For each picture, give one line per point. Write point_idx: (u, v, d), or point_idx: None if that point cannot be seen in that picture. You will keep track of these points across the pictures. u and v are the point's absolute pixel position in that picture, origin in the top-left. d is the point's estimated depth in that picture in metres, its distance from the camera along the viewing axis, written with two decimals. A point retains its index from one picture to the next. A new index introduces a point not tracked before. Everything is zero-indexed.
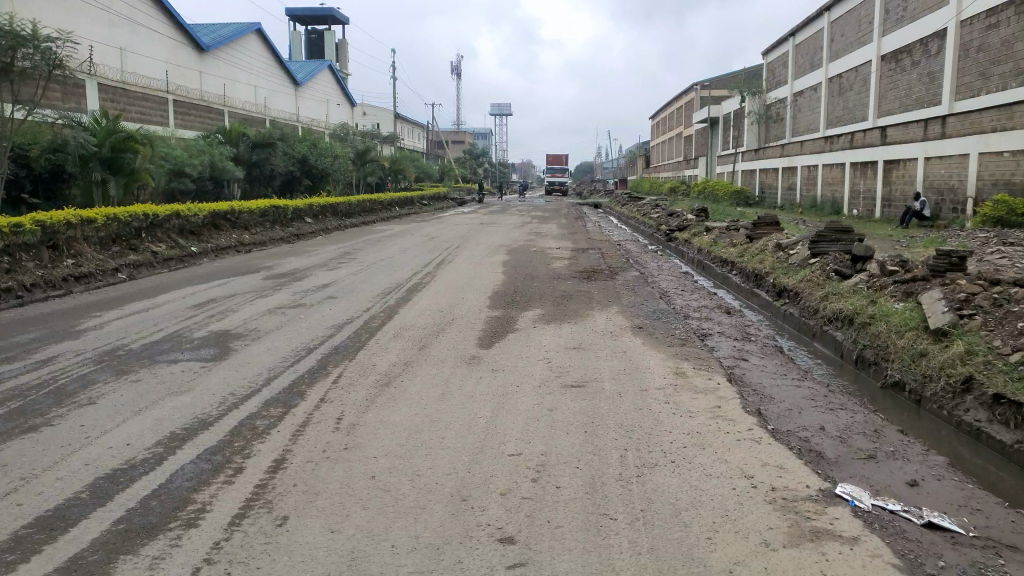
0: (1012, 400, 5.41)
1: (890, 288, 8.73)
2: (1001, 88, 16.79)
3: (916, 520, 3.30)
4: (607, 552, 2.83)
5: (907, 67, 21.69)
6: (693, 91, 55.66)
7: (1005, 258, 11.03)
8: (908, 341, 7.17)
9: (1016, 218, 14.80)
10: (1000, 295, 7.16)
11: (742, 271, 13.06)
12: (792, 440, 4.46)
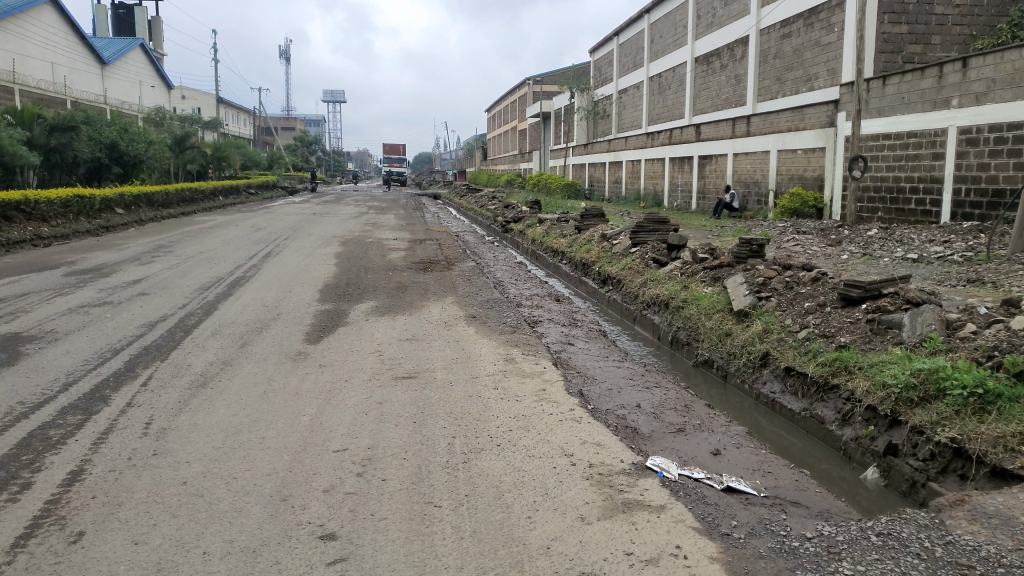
0: (799, 373, 6.04)
1: (701, 273, 9.42)
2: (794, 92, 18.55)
3: (716, 486, 3.61)
4: (430, 539, 2.86)
5: (717, 69, 23.45)
6: (525, 85, 56.86)
7: (798, 245, 12.25)
8: (715, 322, 7.79)
9: (809, 210, 16.54)
10: (791, 278, 7.94)
11: (572, 261, 13.59)
12: (610, 418, 4.72)
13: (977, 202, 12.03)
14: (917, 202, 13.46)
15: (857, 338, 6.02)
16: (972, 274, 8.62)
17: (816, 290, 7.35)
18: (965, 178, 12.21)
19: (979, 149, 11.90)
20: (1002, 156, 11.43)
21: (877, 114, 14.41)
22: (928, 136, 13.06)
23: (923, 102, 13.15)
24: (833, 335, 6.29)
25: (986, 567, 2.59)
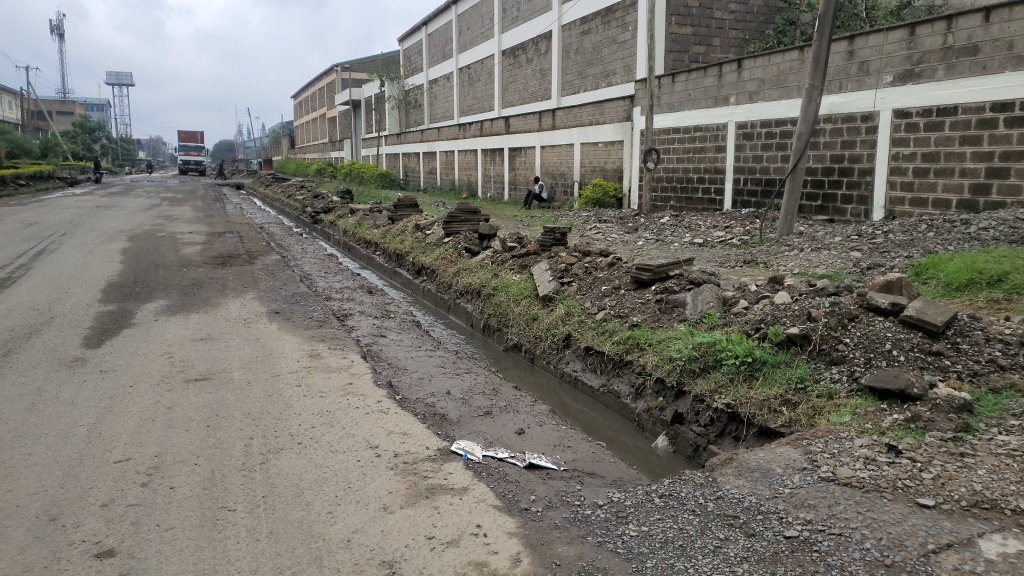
0: (597, 351, 6.41)
1: (509, 262, 9.68)
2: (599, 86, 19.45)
3: (519, 464, 3.75)
4: (222, 545, 2.73)
5: (523, 63, 24.18)
6: (332, 72, 55.16)
7: (599, 233, 12.94)
8: (523, 308, 8.06)
9: (612, 200, 17.48)
10: (590, 264, 8.38)
11: (384, 252, 13.48)
12: (418, 407, 4.75)
13: (752, 190, 13.32)
14: (703, 191, 14.68)
15: (648, 317, 6.47)
16: (748, 256, 9.54)
17: (612, 275, 7.81)
18: (743, 169, 13.47)
19: (753, 142, 13.16)
20: (772, 149, 12.73)
21: (668, 110, 15.51)
22: (711, 131, 14.27)
23: (706, 99, 14.33)
24: (627, 315, 6.71)
25: (748, 515, 2.91)
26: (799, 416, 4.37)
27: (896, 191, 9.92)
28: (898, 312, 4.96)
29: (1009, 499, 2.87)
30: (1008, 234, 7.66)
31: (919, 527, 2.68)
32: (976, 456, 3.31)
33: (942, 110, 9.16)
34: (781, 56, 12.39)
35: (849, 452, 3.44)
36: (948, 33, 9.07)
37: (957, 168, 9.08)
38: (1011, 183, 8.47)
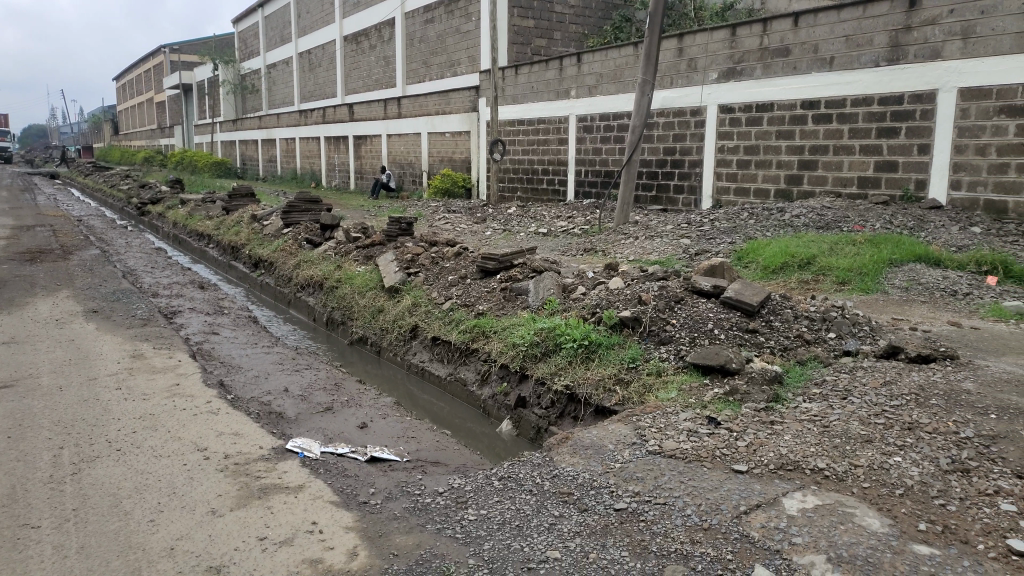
0: (443, 341, 6.44)
1: (353, 253, 9.47)
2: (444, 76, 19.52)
3: (359, 458, 3.69)
4: (24, 566, 2.50)
5: (366, 50, 23.72)
6: (159, 53, 51.53)
7: (447, 223, 12.93)
8: (367, 300, 7.92)
9: (460, 190, 17.54)
10: (436, 254, 8.35)
11: (219, 244, 12.79)
12: (253, 405, 4.56)
13: (593, 181, 13.81)
14: (547, 182, 15.06)
15: (493, 305, 6.55)
16: (588, 244, 9.89)
17: (458, 264, 7.84)
18: (584, 161, 13.93)
19: (593, 135, 13.64)
20: (611, 141, 13.25)
21: (512, 101, 15.76)
22: (554, 123, 14.63)
23: (548, 91, 14.67)
24: (472, 304, 6.76)
25: (581, 491, 3.03)
26: (631, 394, 4.59)
27: (722, 182, 10.63)
28: (720, 293, 5.33)
29: (809, 460, 3.17)
30: (815, 221, 8.41)
31: (733, 491, 2.90)
32: (784, 423, 3.62)
33: (760, 106, 9.90)
34: (617, 52, 12.90)
35: (675, 426, 3.66)
36: (764, 35, 9.79)
37: (773, 160, 9.85)
38: (818, 175, 9.31)
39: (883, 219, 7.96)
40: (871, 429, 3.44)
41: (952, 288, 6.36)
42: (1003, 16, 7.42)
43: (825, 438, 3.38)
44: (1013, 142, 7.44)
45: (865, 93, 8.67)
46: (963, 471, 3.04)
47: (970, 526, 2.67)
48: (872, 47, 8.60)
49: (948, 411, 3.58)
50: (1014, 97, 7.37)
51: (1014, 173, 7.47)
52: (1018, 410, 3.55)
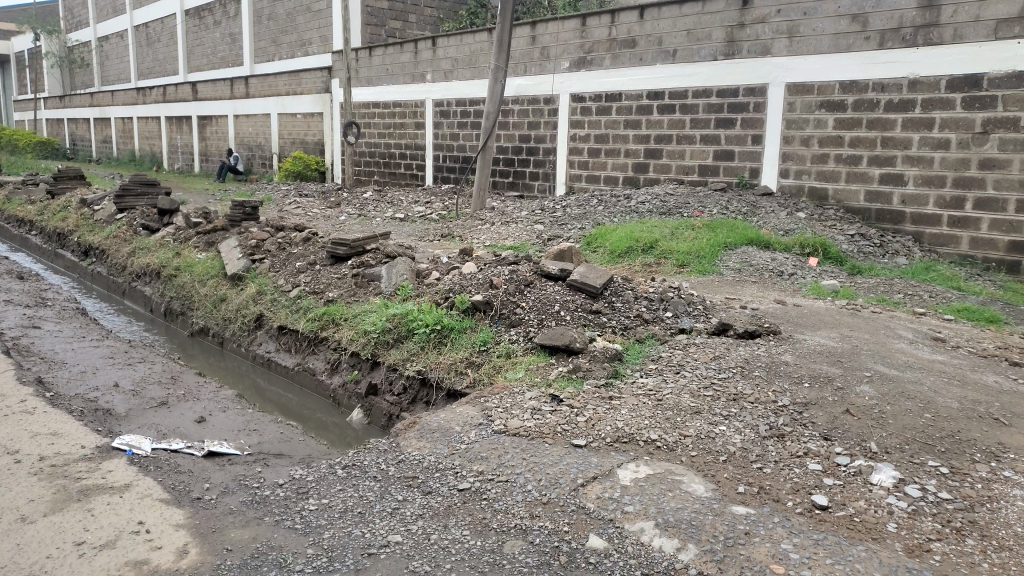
0: (291, 330, 6.25)
1: (195, 239, 8.97)
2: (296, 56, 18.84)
3: (195, 453, 3.52)
4: None
5: (210, 25, 22.47)
6: None
7: (299, 208, 12.49)
8: (209, 288, 7.53)
9: (313, 173, 16.98)
10: (283, 239, 8.05)
11: (43, 231, 11.72)
12: (76, 403, 4.24)
13: (451, 167, 13.79)
14: (405, 166, 14.88)
15: (343, 292, 6.41)
16: (445, 229, 9.87)
17: (307, 250, 7.59)
18: (441, 146, 13.88)
19: (450, 120, 13.59)
20: (467, 127, 13.27)
21: (366, 84, 15.44)
22: (410, 107, 14.46)
23: (404, 74, 14.46)
24: (321, 291, 6.59)
25: (426, 474, 3.05)
26: (481, 376, 4.65)
27: (574, 169, 10.93)
28: (566, 276, 5.48)
29: (643, 432, 3.35)
30: (659, 207, 8.84)
31: (571, 465, 3.02)
32: (621, 398, 3.80)
33: (609, 96, 10.25)
34: (471, 37, 12.88)
35: (520, 405, 3.75)
36: (612, 26, 10.10)
37: (621, 149, 10.23)
38: (663, 163, 9.78)
39: (719, 206, 8.47)
40: (700, 401, 3.67)
41: (778, 269, 6.88)
42: (822, 18, 8.03)
43: (659, 411, 3.58)
44: (831, 135, 8.11)
45: (704, 86, 9.17)
46: (778, 436, 3.32)
47: (782, 485, 2.92)
48: (710, 42, 9.07)
49: (769, 381, 3.88)
50: (832, 93, 8.03)
51: (833, 163, 8.14)
52: (828, 378, 3.91)
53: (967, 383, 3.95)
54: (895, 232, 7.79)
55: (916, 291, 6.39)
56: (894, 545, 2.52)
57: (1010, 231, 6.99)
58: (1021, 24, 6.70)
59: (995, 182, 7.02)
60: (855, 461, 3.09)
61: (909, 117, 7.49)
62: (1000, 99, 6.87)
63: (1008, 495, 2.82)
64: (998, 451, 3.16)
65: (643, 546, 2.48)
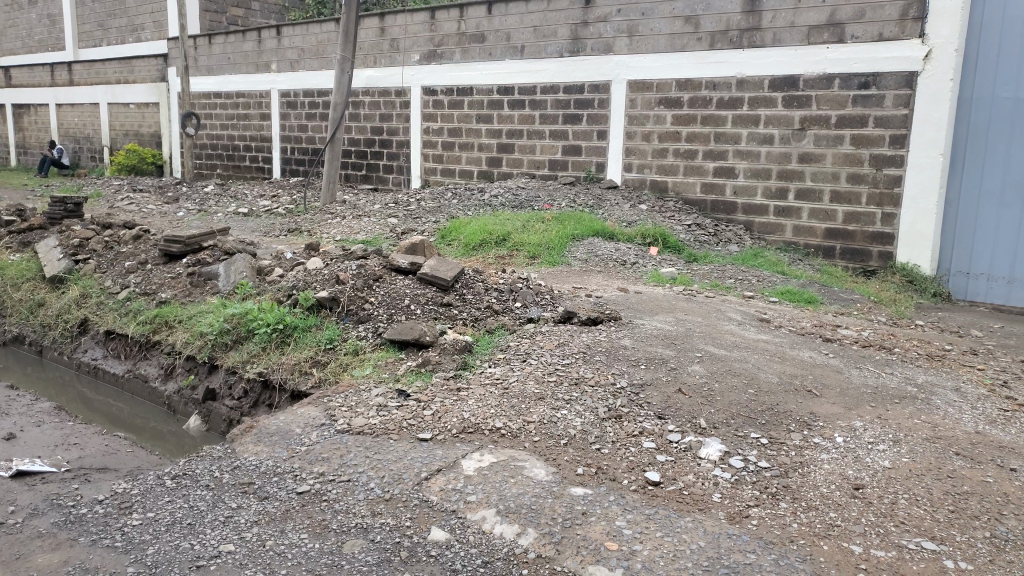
0: (120, 335, 5.82)
1: (7, 239, 8.15)
2: (126, 42, 17.58)
3: (2, 474, 3.22)
4: None
5: (25, 6, 20.55)
6: None
7: (131, 204, 11.64)
8: (25, 292, 6.88)
9: (147, 167, 15.87)
10: (109, 237, 7.45)
11: None
12: None
13: (300, 159, 13.31)
14: (251, 159, 14.22)
15: (178, 293, 6.04)
16: (293, 224, 9.52)
17: (138, 248, 7.08)
18: (289, 138, 13.38)
19: (297, 112, 13.12)
20: (316, 119, 12.88)
21: (205, 72, 14.61)
22: (254, 98, 13.83)
23: (247, 64, 13.81)
24: (154, 292, 6.17)
25: (264, 479, 2.95)
26: (326, 374, 4.52)
27: (428, 162, 10.87)
28: (417, 270, 5.34)
29: (488, 420, 3.38)
30: (511, 201, 8.97)
31: (415, 459, 3.01)
32: (469, 388, 3.80)
33: (460, 89, 10.27)
34: (318, 27, 12.51)
35: (365, 403, 3.68)
36: (461, 20, 10.12)
37: (474, 142, 10.28)
38: (515, 157, 9.91)
39: (568, 199, 8.70)
40: (544, 387, 3.73)
41: (622, 258, 7.16)
42: (658, 19, 8.42)
43: (505, 399, 3.61)
44: (670, 130, 8.53)
45: (551, 81, 9.37)
46: (616, 417, 3.45)
47: (618, 465, 3.04)
48: (556, 39, 9.28)
49: (609, 365, 4.01)
50: (669, 90, 8.44)
51: (672, 157, 8.56)
52: (663, 360, 4.11)
53: (785, 359, 4.29)
54: (728, 221, 8.28)
55: (744, 276, 6.85)
56: (717, 514, 2.69)
57: (826, 219, 7.60)
58: (829, 31, 7.33)
59: (813, 174, 7.61)
60: (686, 437, 3.27)
61: (737, 114, 8.00)
62: (814, 98, 7.48)
63: (816, 459, 3.09)
64: (809, 420, 3.45)
65: (484, 534, 2.52)
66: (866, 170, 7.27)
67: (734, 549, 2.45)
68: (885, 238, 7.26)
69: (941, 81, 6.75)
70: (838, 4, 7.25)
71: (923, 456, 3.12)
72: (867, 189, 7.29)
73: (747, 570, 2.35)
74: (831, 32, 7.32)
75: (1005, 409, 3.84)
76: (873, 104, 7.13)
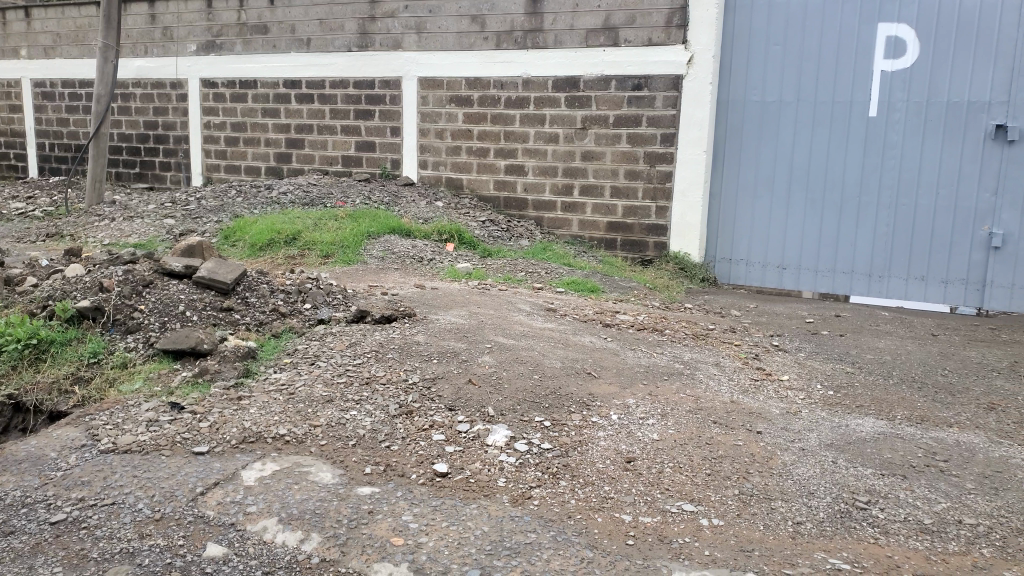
0: None
1: None
2: None
3: None
4: None
5: None
6: None
7: None
8: None
9: None
10: None
11: None
12: None
13: (61, 156, 11.99)
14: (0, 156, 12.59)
15: None
16: (52, 227, 8.56)
17: None
18: (47, 132, 12.00)
19: (55, 103, 11.79)
20: (78, 111, 11.66)
21: None
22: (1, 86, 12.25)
23: None
24: None
25: (10, 513, 2.68)
26: (91, 392, 4.09)
27: (211, 159, 10.22)
28: (192, 274, 4.93)
29: (272, 428, 3.25)
30: (301, 198, 8.68)
31: (190, 474, 2.84)
32: (251, 396, 3.61)
33: (243, 83, 9.76)
34: (76, 9, 11.32)
35: (133, 419, 3.39)
36: (241, 10, 9.61)
37: (261, 138, 9.82)
38: (306, 153, 9.59)
39: (361, 196, 8.57)
40: (332, 389, 3.64)
41: (418, 255, 7.17)
42: (445, 17, 8.51)
43: (290, 404, 3.48)
44: (461, 128, 8.66)
45: (340, 76, 9.16)
46: (407, 413, 3.44)
47: (407, 460, 3.05)
48: (343, 33, 9.09)
49: (401, 362, 3.98)
50: (459, 88, 8.56)
51: (465, 155, 8.70)
52: (454, 352, 4.13)
53: (570, 345, 4.51)
54: (520, 217, 8.57)
55: (535, 269, 7.13)
56: (501, 498, 2.80)
57: (607, 213, 8.08)
58: (605, 35, 7.79)
59: (594, 171, 8.07)
60: (474, 426, 3.34)
61: (525, 113, 8.29)
62: (593, 98, 7.93)
63: (593, 437, 3.29)
64: (588, 401, 3.66)
65: (266, 545, 2.47)
66: (641, 167, 7.83)
67: (516, 530, 2.57)
68: (659, 230, 7.86)
69: (701, 85, 7.41)
70: (612, 10, 7.72)
71: (686, 426, 3.43)
72: (643, 185, 7.85)
73: (528, 549, 2.47)
74: (606, 36, 7.79)
75: (755, 378, 4.32)
76: (645, 105, 7.70)
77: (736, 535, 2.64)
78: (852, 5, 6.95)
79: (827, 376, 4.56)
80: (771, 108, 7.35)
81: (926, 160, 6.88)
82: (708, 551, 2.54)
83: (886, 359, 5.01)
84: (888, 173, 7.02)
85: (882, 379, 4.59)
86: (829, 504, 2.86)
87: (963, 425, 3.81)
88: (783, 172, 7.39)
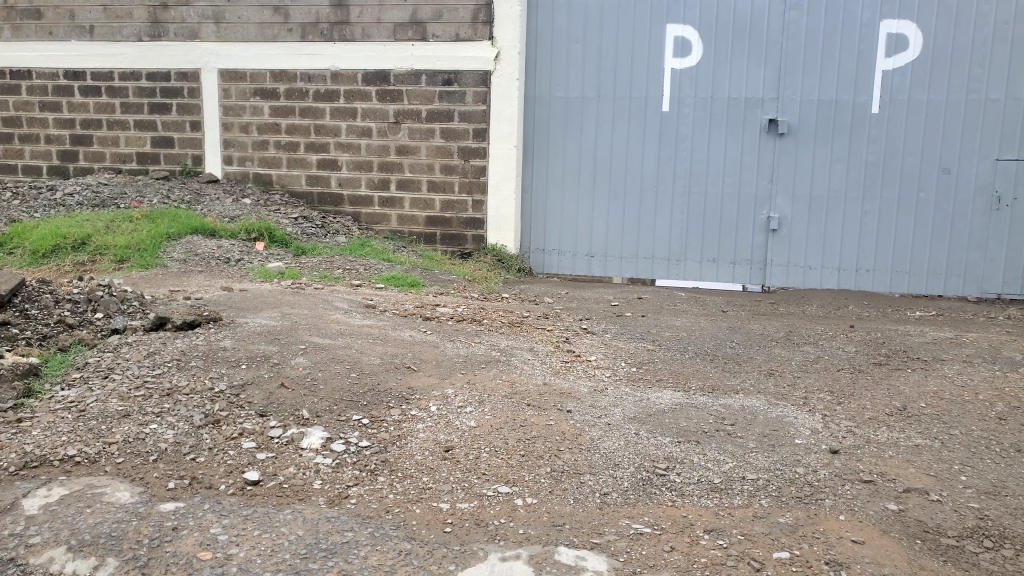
0: None
1: None
2: None
3: None
4: None
5: None
6: None
7: None
8: None
9: None
10: None
11: None
12: None
13: None
14: None
15: None
16: None
17: None
18: None
19: None
20: None
21: None
22: None
23: None
24: None
25: None
26: None
27: None
28: None
29: (58, 450, 2.98)
30: (90, 199, 7.97)
31: None
32: (34, 417, 3.27)
33: (15, 73, 8.79)
34: None
35: None
36: None
37: (40, 134, 8.90)
38: (94, 151, 8.80)
39: (160, 195, 8.02)
40: (129, 403, 3.38)
41: (225, 256, 6.81)
42: (245, 7, 8.12)
43: (80, 423, 3.20)
44: (268, 122, 8.31)
45: (130, 67, 8.48)
46: (214, 422, 3.28)
47: (215, 471, 2.92)
48: (131, 21, 8.41)
49: (207, 369, 3.78)
50: (264, 81, 8.21)
51: (273, 150, 8.37)
52: (265, 356, 3.98)
53: (387, 340, 4.50)
54: (336, 213, 8.38)
55: (352, 265, 7.01)
56: (317, 500, 2.76)
57: (425, 208, 8.11)
58: (413, 29, 7.78)
59: (409, 166, 8.05)
60: (288, 430, 3.24)
61: (335, 107, 8.11)
62: (405, 93, 7.90)
63: (412, 430, 3.31)
64: (407, 395, 3.67)
65: None
66: (455, 161, 7.91)
67: (332, 531, 2.55)
68: (475, 223, 8.00)
69: (508, 80, 7.61)
70: (418, 5, 7.72)
71: (502, 411, 3.53)
72: (458, 179, 7.94)
73: (345, 548, 2.47)
74: (414, 31, 7.77)
75: (566, 360, 4.54)
76: (455, 100, 7.78)
77: (548, 511, 2.77)
78: (643, 7, 7.41)
79: (631, 355, 4.87)
80: (574, 103, 7.70)
81: (713, 153, 7.50)
82: (522, 529, 2.65)
83: (682, 335, 5.43)
84: (681, 164, 7.58)
85: (680, 353, 4.97)
86: (632, 473, 3.06)
87: (748, 391, 4.22)
88: (588, 165, 7.77)
